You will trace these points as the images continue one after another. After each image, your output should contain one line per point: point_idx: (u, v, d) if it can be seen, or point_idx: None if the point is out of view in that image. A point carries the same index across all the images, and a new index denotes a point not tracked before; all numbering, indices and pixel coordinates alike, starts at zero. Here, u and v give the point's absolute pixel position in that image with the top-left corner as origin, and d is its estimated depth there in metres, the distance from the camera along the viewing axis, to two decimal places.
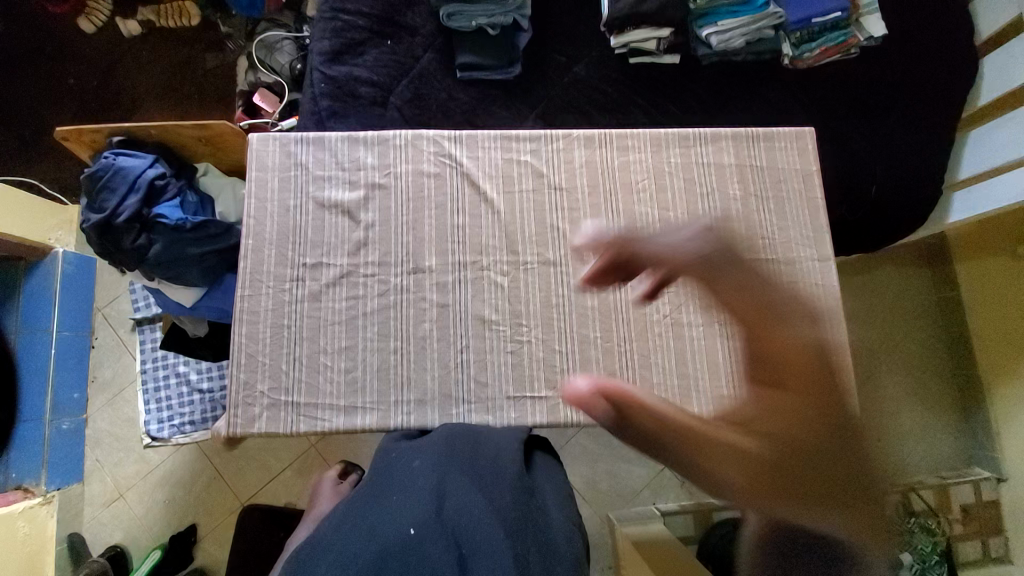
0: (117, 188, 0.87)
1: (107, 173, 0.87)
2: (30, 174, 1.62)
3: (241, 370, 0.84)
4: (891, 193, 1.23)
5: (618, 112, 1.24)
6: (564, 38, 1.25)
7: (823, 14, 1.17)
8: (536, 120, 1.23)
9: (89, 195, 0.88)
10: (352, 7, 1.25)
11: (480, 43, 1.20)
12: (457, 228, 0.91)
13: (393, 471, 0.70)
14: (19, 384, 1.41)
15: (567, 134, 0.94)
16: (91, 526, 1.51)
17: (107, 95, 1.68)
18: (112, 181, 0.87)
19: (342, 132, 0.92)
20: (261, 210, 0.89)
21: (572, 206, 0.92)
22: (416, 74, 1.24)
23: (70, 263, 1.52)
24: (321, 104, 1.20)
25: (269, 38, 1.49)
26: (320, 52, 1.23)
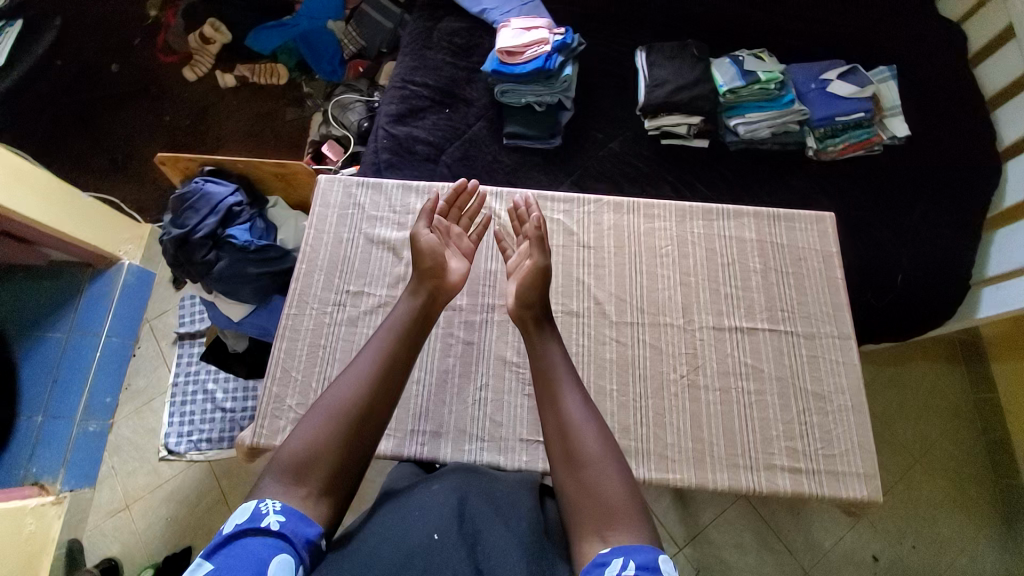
0: (200, 210, 0.99)
1: (194, 196, 0.99)
2: (116, 193, 1.82)
3: (274, 384, 0.89)
4: (918, 284, 1.24)
5: (649, 185, 1.33)
6: (602, 118, 1.39)
7: (845, 113, 1.28)
8: (571, 185, 1.33)
9: (175, 212, 1.00)
10: (420, 80, 1.45)
11: (527, 116, 1.35)
12: (489, 272, 0.98)
13: (415, 489, 0.70)
14: (59, 383, 1.52)
15: (598, 199, 1.01)
16: (92, 535, 1.52)
17: (195, 133, 1.92)
18: (197, 203, 0.99)
19: (398, 180, 1.04)
20: (318, 239, 0.99)
21: (599, 262, 0.97)
22: (467, 139, 1.39)
23: (132, 275, 1.67)
24: (382, 156, 1.35)
25: (344, 99, 1.71)
26: (387, 114, 1.41)
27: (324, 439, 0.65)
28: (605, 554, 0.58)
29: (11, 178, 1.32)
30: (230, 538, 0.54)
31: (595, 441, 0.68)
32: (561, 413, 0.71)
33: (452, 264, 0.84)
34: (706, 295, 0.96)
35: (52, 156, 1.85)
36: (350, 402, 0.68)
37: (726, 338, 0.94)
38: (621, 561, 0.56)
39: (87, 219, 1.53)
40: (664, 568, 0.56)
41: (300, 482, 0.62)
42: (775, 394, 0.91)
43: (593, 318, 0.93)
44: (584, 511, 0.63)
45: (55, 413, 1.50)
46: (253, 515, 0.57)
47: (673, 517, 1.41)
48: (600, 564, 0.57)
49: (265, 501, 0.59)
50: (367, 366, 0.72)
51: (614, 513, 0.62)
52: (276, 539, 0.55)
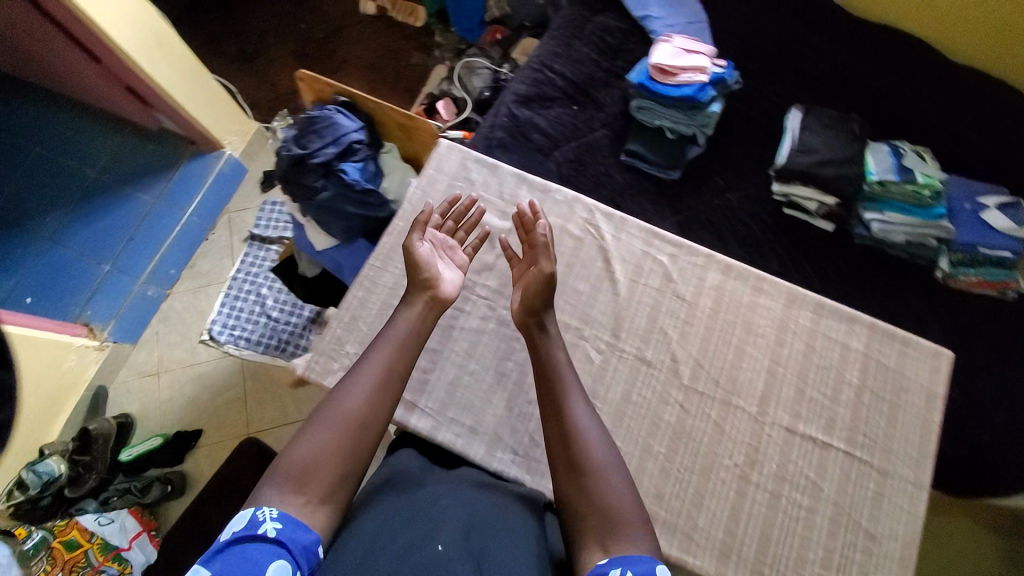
0: (324, 137, 1.00)
1: (322, 122, 1.00)
2: (235, 82, 1.88)
3: (339, 326, 0.90)
4: (1007, 453, 1.12)
5: (754, 250, 1.24)
6: (730, 166, 1.30)
7: (992, 246, 1.17)
8: (674, 223, 1.26)
9: (299, 131, 1.01)
10: (558, 68, 1.40)
11: (654, 139, 1.29)
12: (575, 291, 0.91)
13: (423, 495, 0.69)
14: (135, 243, 1.61)
15: (709, 254, 0.94)
16: (117, 389, 1.62)
17: (324, 48, 1.94)
18: (323, 130, 1.00)
19: (515, 169, 1.01)
20: (421, 201, 0.98)
21: (689, 319, 0.91)
22: (585, 142, 1.34)
23: (227, 166, 1.72)
24: (497, 133, 1.33)
25: (474, 63, 1.69)
26: (516, 93, 1.38)
27: (324, 446, 0.64)
28: (603, 564, 0.57)
29: (155, 45, 1.38)
30: (226, 545, 0.53)
31: (602, 453, 0.66)
32: (565, 421, 0.69)
33: (448, 275, 0.84)
34: (789, 392, 0.89)
35: (193, 31, 1.93)
36: (355, 409, 0.67)
37: (794, 444, 0.87)
38: (620, 571, 0.55)
39: (206, 100, 1.58)
40: None
41: (299, 491, 0.61)
42: (825, 517, 0.85)
43: (664, 375, 0.88)
44: (588, 519, 0.61)
45: (123, 268, 1.59)
46: (249, 522, 0.56)
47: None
48: (597, 574, 0.55)
49: (261, 508, 0.58)
50: (372, 373, 0.72)
51: (615, 519, 0.60)
52: (274, 546, 0.55)
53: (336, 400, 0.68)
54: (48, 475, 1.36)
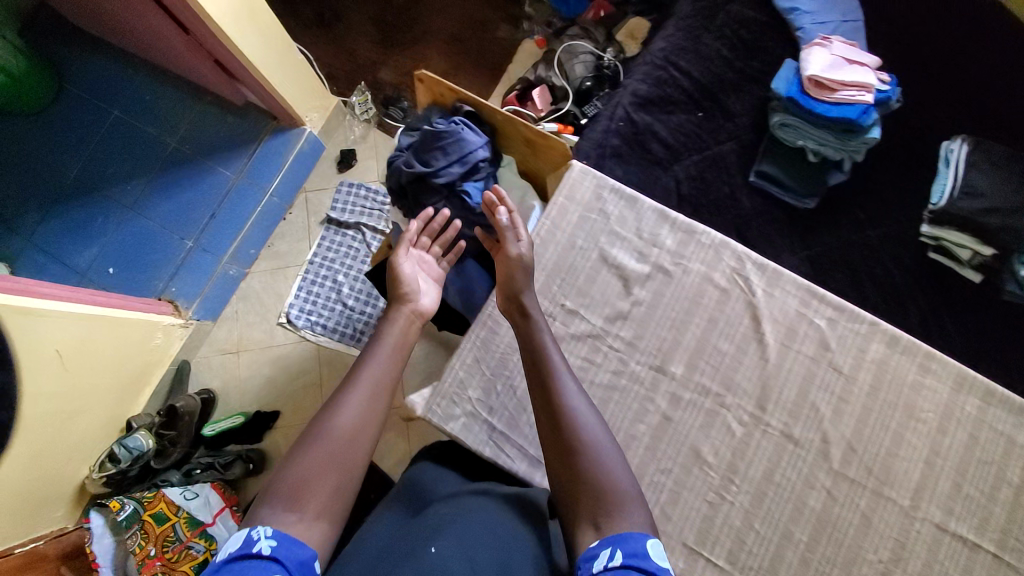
0: (450, 154, 0.92)
1: (450, 137, 0.92)
2: (313, 50, 1.77)
3: (461, 368, 0.85)
4: None
5: (892, 298, 1.11)
6: (873, 197, 1.16)
7: None
8: (804, 259, 1.14)
9: (423, 145, 0.94)
10: (684, 66, 1.24)
11: (792, 161, 1.14)
12: (717, 351, 0.83)
13: (432, 509, 0.73)
14: (219, 221, 1.57)
15: (874, 322, 0.84)
16: (198, 364, 1.64)
17: (404, 14, 1.79)
18: (450, 146, 0.92)
19: (656, 204, 0.90)
20: (550, 234, 0.89)
21: (843, 394, 0.82)
22: (709, 157, 1.19)
23: (308, 144, 1.64)
24: (611, 141, 1.20)
25: (576, 46, 1.52)
26: (634, 93, 1.23)
27: (313, 464, 0.64)
28: (594, 546, 0.57)
29: (248, 20, 1.28)
30: (221, 565, 0.54)
31: (595, 435, 0.65)
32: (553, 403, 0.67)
33: (425, 288, 0.87)
34: (946, 486, 0.81)
35: None
36: (348, 426, 0.67)
37: (945, 544, 0.80)
38: (609, 552, 0.55)
39: (290, 73, 1.47)
40: (653, 554, 0.55)
41: (293, 509, 0.60)
42: None
43: (812, 457, 0.80)
44: (581, 501, 0.61)
45: (205, 246, 1.57)
46: (244, 542, 0.56)
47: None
48: (588, 557, 0.56)
49: (256, 528, 0.57)
50: (362, 389, 0.71)
51: (610, 497, 0.60)
52: (268, 564, 0.54)
53: (326, 426, 0.67)
54: (137, 449, 1.39)
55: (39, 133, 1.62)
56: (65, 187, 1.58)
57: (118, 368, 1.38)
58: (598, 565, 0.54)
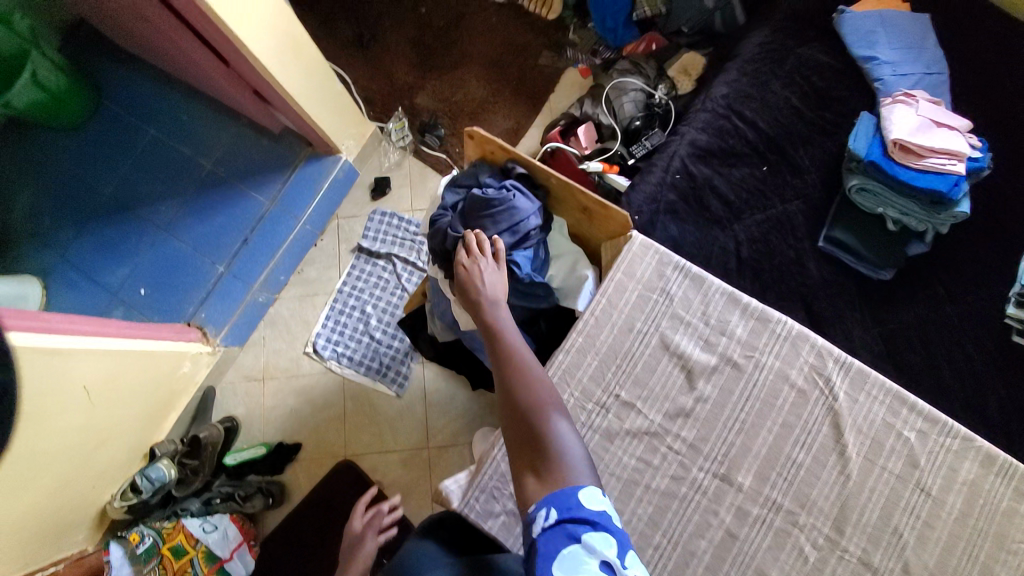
0: (499, 223, 0.84)
1: (501, 206, 0.83)
2: (351, 72, 1.72)
3: (504, 460, 0.80)
4: None
5: (972, 386, 1.00)
6: (957, 272, 1.05)
7: None
8: (876, 336, 1.04)
9: (469, 211, 0.86)
10: (748, 115, 1.15)
11: (868, 228, 1.04)
12: (792, 463, 0.75)
13: None
14: (251, 248, 1.54)
15: (969, 438, 0.75)
16: (224, 389, 1.62)
17: (445, 38, 1.73)
18: (501, 215, 0.84)
19: (725, 285, 0.81)
20: (606, 314, 0.81)
21: (930, 519, 0.73)
22: (773, 217, 1.10)
23: (342, 171, 1.59)
24: (665, 195, 1.12)
25: (625, 82, 1.43)
26: (693, 144, 1.15)
27: None
28: (535, 505, 0.57)
29: (288, 54, 1.23)
30: None
31: (542, 399, 0.65)
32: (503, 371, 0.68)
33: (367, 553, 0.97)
34: None
35: (309, 8, 1.77)
36: None
37: None
38: (546, 511, 0.55)
39: (332, 104, 1.44)
40: (591, 511, 0.55)
41: None
42: None
43: None
44: (524, 453, 0.62)
45: (236, 273, 1.53)
46: None
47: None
48: (530, 518, 0.56)
49: None
50: None
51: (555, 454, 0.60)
52: None
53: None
54: (159, 480, 1.36)
55: (76, 148, 1.61)
56: (98, 205, 1.57)
57: (143, 399, 1.35)
58: (537, 526, 0.55)
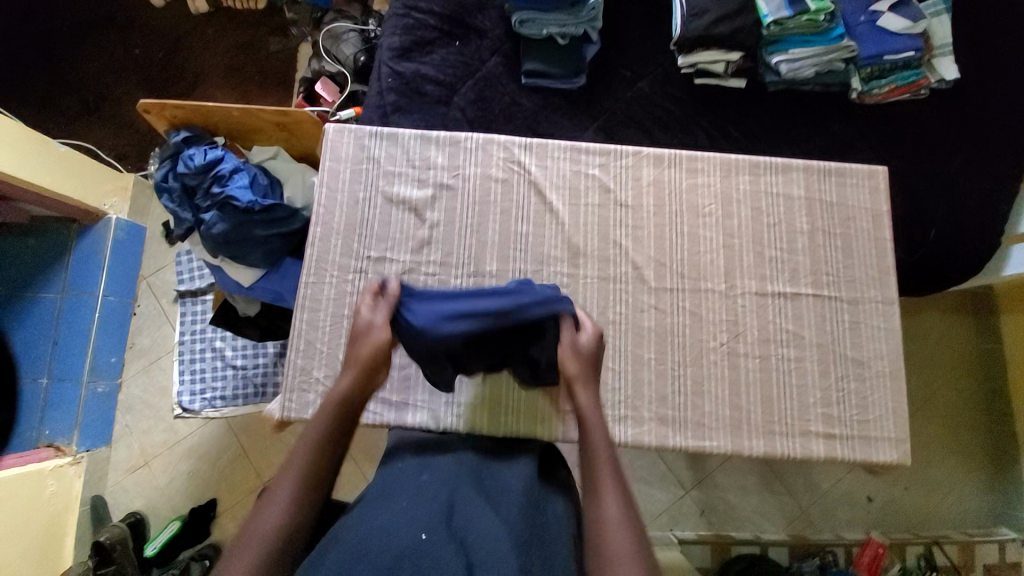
0: (204, 185, 0.93)
1: (195, 171, 0.93)
2: (90, 139, 1.67)
3: (298, 356, 0.85)
4: (953, 240, 1.19)
5: (680, 130, 1.24)
6: (631, 54, 1.26)
7: (894, 53, 1.17)
8: (596, 131, 1.24)
9: (184, 195, 0.95)
10: (425, 6, 1.27)
11: (548, 51, 1.22)
12: (520, 236, 0.90)
13: (400, 480, 0.67)
14: (65, 343, 1.47)
15: (637, 151, 0.93)
16: (114, 491, 1.53)
17: (169, 67, 1.72)
18: (201, 179, 0.93)
19: (415, 130, 0.93)
20: (332, 200, 0.90)
21: (637, 223, 0.91)
22: (481, 77, 1.25)
23: (121, 230, 1.56)
24: (387, 98, 1.22)
25: (336, 28, 1.51)
26: (390, 47, 1.25)
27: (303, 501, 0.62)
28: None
29: None
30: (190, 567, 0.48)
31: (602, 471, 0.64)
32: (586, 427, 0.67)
33: None
34: (749, 258, 0.90)
35: (11, 98, 1.67)
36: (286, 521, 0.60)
37: (769, 304, 0.89)
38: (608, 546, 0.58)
39: (66, 172, 1.41)
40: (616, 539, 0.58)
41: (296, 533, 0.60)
42: (816, 361, 0.87)
43: (634, 285, 0.89)
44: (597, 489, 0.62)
45: (60, 375, 1.46)
46: None
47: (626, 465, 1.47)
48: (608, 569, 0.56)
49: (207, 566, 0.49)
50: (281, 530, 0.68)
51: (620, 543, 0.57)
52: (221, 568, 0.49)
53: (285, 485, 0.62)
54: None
55: None
56: None
57: (29, 525, 1.27)
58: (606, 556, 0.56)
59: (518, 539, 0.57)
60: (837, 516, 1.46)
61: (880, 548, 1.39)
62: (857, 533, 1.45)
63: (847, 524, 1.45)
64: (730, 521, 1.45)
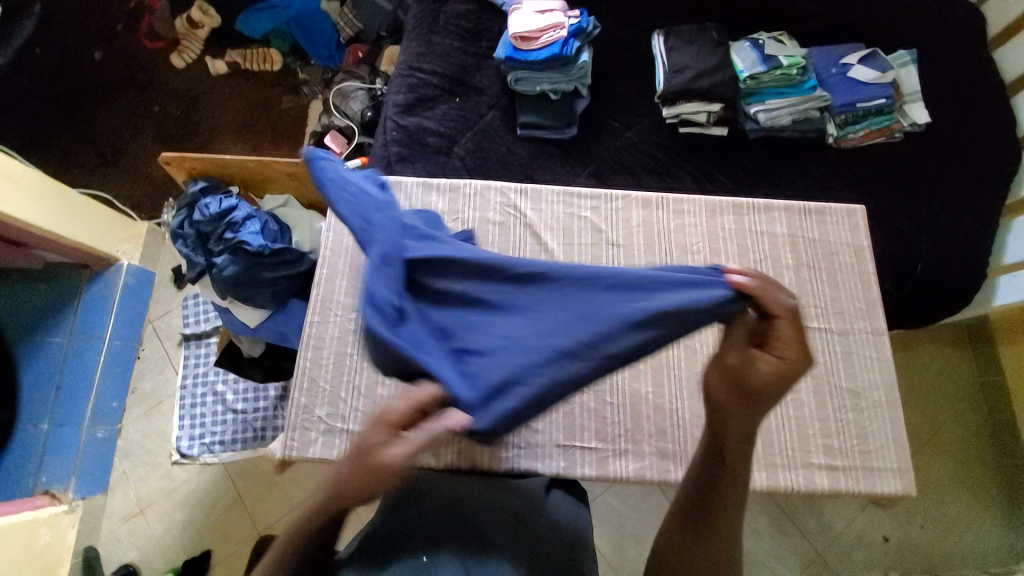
0: (217, 231, 0.97)
1: (209, 219, 0.97)
2: (109, 190, 1.76)
3: (301, 394, 0.87)
4: (938, 273, 1.23)
5: (668, 174, 1.32)
6: (619, 107, 1.36)
7: (868, 100, 1.26)
8: (589, 176, 1.32)
9: (198, 242, 0.99)
10: (427, 67, 1.38)
11: (542, 105, 1.32)
12: None
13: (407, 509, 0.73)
14: (67, 387, 1.48)
15: (626, 194, 0.99)
16: (108, 541, 1.48)
17: (188, 124, 1.84)
18: (215, 225, 0.97)
19: (417, 178, 1.00)
20: (337, 243, 0.95)
21: (629, 261, 0.96)
22: (479, 129, 1.34)
23: (132, 276, 1.62)
24: (391, 149, 1.31)
25: (345, 87, 1.63)
26: (395, 104, 1.35)
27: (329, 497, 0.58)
28: None
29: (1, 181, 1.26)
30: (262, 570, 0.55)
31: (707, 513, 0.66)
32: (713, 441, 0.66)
33: None
34: None
35: (37, 154, 1.77)
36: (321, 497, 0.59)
37: None
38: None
39: (84, 221, 1.48)
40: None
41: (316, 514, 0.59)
42: (811, 392, 0.88)
43: None
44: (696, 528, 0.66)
45: (62, 420, 1.46)
46: None
47: (633, 508, 1.42)
48: None
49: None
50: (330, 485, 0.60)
51: None
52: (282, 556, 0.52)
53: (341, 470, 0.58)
54: None
55: None
56: None
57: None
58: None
59: None
60: (852, 559, 1.41)
61: None
62: None
63: (864, 567, 1.40)
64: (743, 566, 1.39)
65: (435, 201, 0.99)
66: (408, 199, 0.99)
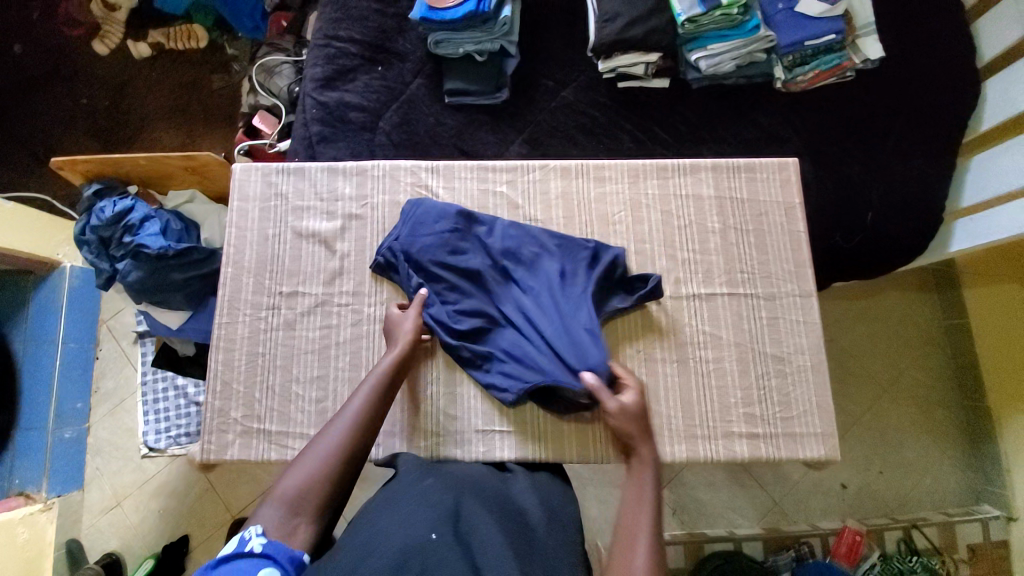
0: (117, 235, 0.95)
1: (107, 224, 0.95)
2: (43, 190, 1.69)
3: (215, 398, 0.85)
4: (889, 222, 1.18)
5: (607, 134, 1.25)
6: (553, 64, 1.27)
7: (816, 37, 1.15)
8: (523, 143, 1.25)
9: (100, 248, 0.96)
10: (345, 35, 1.28)
11: (467, 69, 1.23)
12: None
13: (406, 486, 0.70)
14: (28, 392, 1.48)
15: (544, 164, 0.94)
16: (89, 533, 1.54)
17: (117, 112, 1.75)
18: (115, 230, 0.95)
19: (322, 163, 0.94)
20: (241, 238, 0.91)
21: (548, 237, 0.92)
22: (405, 100, 1.26)
23: (77, 277, 1.58)
24: (312, 129, 1.23)
25: (268, 62, 1.52)
26: (313, 79, 1.26)
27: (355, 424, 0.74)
28: None
29: None
30: (221, 559, 0.58)
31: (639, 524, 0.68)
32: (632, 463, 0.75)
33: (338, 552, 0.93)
34: (662, 262, 0.90)
35: None
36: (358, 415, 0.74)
37: (684, 307, 0.88)
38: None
39: (21, 227, 1.44)
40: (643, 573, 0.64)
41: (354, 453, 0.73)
42: (735, 360, 0.86)
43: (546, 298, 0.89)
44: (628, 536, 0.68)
45: (26, 425, 1.47)
46: (238, 545, 0.61)
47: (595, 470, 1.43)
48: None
49: (248, 529, 0.64)
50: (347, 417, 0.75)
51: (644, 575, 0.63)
52: (262, 559, 0.60)
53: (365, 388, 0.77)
54: None
55: None
56: None
57: None
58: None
59: (517, 548, 0.61)
60: (811, 504, 1.44)
61: (856, 536, 1.35)
62: (833, 521, 1.42)
63: (822, 514, 1.42)
64: (703, 518, 1.43)
65: (343, 184, 0.93)
66: (314, 184, 0.93)
